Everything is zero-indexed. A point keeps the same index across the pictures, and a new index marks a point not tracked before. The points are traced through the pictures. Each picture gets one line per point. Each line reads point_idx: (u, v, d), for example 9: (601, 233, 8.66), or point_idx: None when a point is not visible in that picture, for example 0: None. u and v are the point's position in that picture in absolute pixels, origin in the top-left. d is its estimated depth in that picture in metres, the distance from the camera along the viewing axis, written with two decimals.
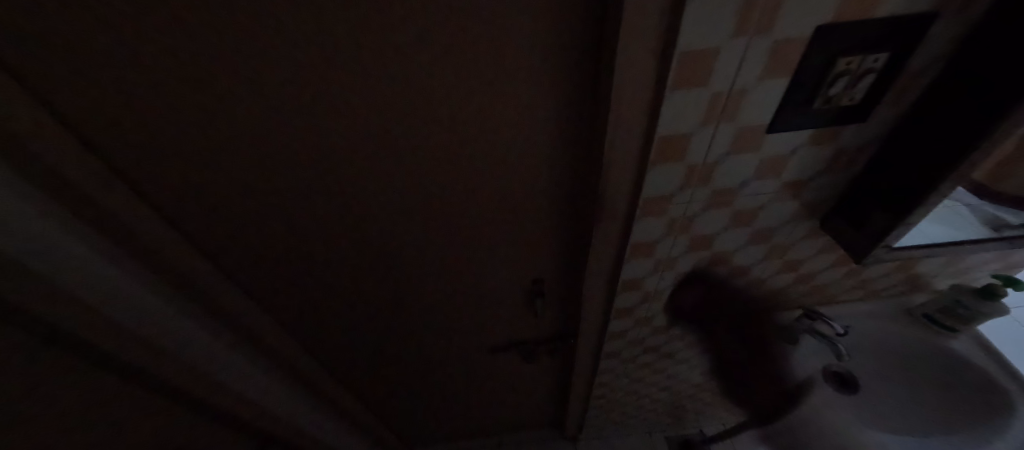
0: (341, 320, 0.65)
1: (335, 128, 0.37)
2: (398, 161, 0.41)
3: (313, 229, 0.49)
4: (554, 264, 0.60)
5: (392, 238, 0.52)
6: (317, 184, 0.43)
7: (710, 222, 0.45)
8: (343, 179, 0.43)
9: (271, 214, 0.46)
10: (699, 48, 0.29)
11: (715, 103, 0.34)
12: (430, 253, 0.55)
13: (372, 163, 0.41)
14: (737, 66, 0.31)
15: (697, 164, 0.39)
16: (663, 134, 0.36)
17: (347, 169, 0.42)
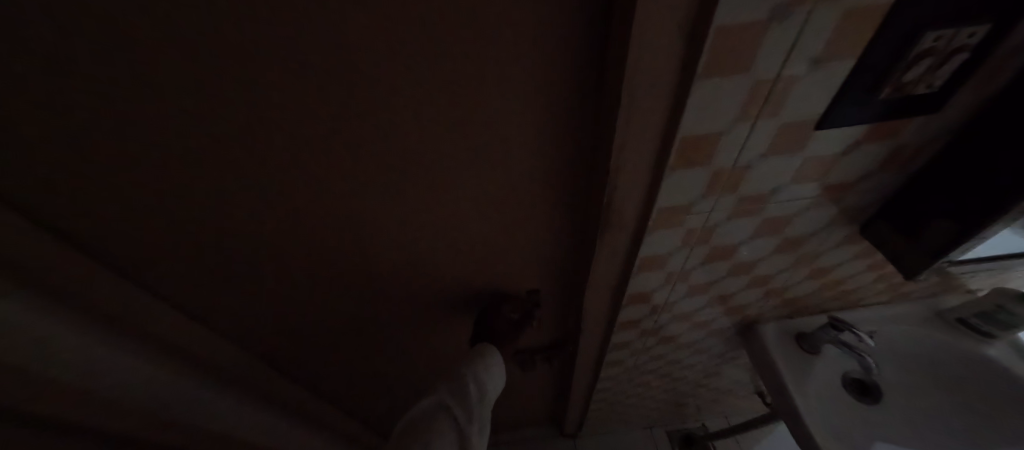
0: (316, 343, 0.59)
1: (267, 141, 0.29)
2: (356, 178, 0.33)
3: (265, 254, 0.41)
4: (551, 272, 0.52)
5: (361, 259, 0.44)
6: (259, 206, 0.35)
7: (735, 232, 0.39)
8: (291, 199, 0.35)
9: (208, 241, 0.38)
10: (743, 24, 0.22)
11: (757, 95, 0.26)
12: (410, 273, 0.48)
13: (325, 180, 0.33)
14: (791, 47, 0.24)
15: (726, 169, 0.32)
16: (687, 135, 0.29)
17: (295, 190, 0.33)
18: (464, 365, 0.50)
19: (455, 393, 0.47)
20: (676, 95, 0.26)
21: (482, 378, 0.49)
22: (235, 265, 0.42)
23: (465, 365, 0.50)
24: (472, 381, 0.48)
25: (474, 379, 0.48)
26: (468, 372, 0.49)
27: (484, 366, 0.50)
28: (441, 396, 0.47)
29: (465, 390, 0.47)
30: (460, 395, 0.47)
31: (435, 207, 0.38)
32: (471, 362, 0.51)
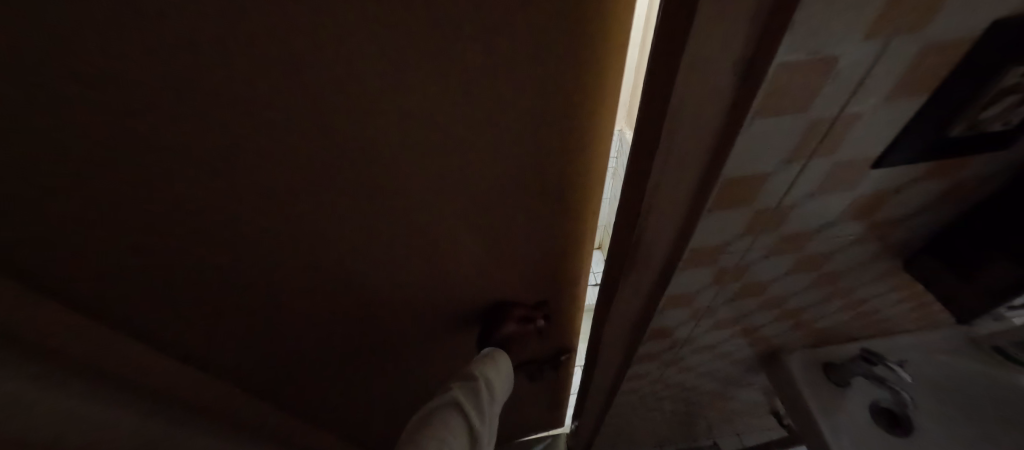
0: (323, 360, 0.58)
1: (271, 168, 0.28)
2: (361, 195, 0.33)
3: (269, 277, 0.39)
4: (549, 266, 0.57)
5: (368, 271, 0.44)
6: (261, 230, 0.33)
7: (769, 269, 0.36)
8: (295, 221, 0.33)
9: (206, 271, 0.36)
10: (809, 62, 0.19)
11: (812, 134, 0.24)
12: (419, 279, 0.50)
13: (332, 202, 0.33)
14: (856, 85, 0.21)
15: (768, 209, 0.29)
16: (731, 177, 0.26)
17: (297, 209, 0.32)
18: (475, 361, 0.49)
19: (465, 389, 0.44)
20: (722, 135, 0.23)
21: (494, 377, 0.47)
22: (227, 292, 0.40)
23: (476, 360, 0.49)
24: (484, 377, 0.46)
25: (488, 376, 0.47)
26: (482, 369, 0.47)
27: (496, 365, 0.49)
28: (451, 391, 0.43)
29: (477, 384, 0.45)
30: (471, 389, 0.44)
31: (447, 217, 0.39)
32: (483, 361, 0.49)
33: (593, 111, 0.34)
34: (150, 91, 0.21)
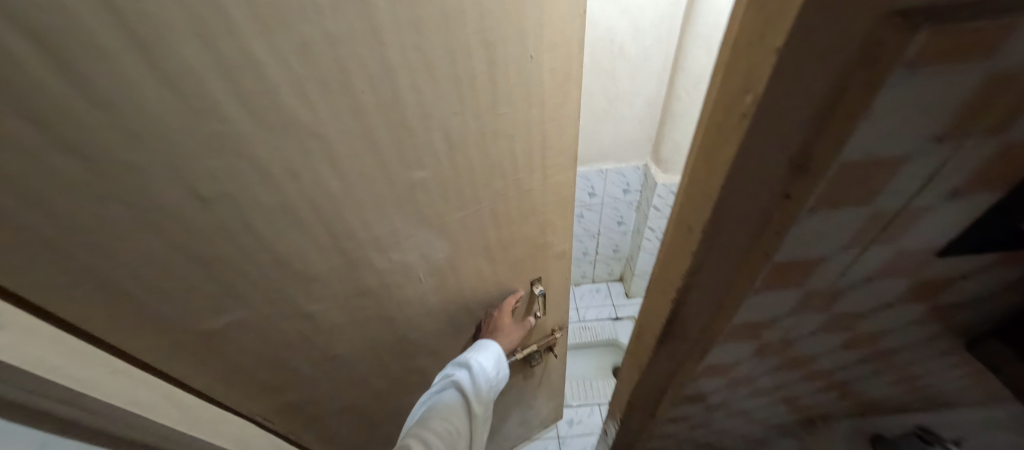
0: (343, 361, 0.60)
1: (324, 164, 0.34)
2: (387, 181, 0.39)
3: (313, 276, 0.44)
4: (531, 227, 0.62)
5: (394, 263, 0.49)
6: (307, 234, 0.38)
7: (814, 346, 0.34)
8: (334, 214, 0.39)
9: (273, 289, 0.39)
10: (871, 157, 0.19)
11: (872, 225, 0.23)
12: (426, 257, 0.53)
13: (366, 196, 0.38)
14: (922, 181, 0.20)
15: (818, 291, 0.28)
16: (781, 259, 0.25)
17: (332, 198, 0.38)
18: (468, 355, 0.71)
19: (464, 378, 0.69)
20: (767, 216, 0.23)
21: (486, 362, 0.70)
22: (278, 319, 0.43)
23: (469, 354, 0.71)
24: (478, 363, 0.70)
25: (483, 362, 0.70)
26: (477, 360, 0.70)
27: (494, 350, 0.71)
28: (456, 379, 0.69)
29: (473, 370, 0.69)
30: (468, 377, 0.69)
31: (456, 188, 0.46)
32: (474, 353, 0.71)
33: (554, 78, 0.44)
34: (241, 103, 0.26)
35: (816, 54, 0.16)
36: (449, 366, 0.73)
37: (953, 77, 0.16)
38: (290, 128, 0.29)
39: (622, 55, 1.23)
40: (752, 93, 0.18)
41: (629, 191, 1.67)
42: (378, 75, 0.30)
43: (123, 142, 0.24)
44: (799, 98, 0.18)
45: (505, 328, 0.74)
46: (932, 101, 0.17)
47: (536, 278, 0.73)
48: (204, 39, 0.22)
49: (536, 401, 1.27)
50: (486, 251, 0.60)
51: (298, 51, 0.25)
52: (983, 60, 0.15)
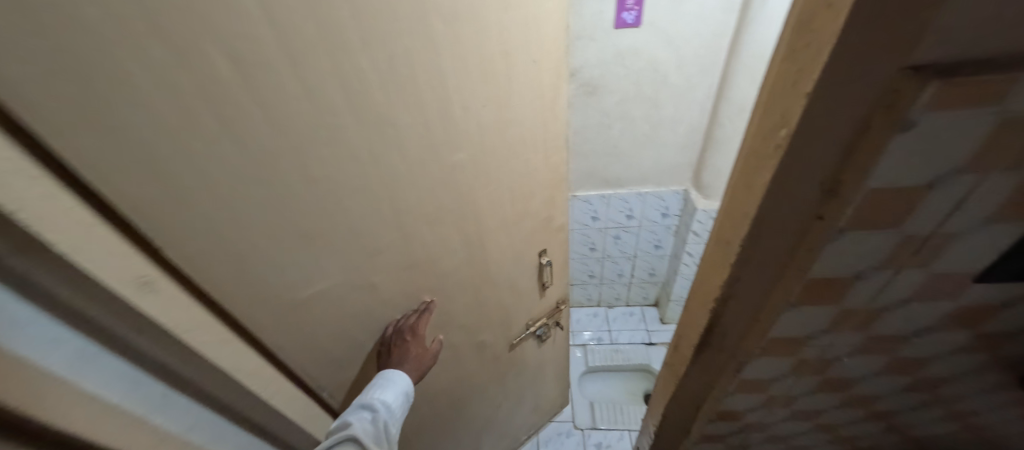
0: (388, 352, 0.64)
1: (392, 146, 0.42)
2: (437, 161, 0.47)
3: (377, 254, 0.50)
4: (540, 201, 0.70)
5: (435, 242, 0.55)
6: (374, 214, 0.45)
7: (854, 368, 0.35)
8: (392, 189, 0.45)
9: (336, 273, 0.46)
10: (895, 185, 0.22)
11: (904, 247, 0.25)
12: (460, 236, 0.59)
13: (418, 173, 0.46)
14: (950, 208, 0.23)
15: (854, 310, 0.29)
16: (817, 275, 0.28)
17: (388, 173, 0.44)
18: (376, 388, 0.58)
19: (365, 422, 0.55)
20: (801, 234, 0.26)
21: (391, 396, 0.58)
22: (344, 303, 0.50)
23: (376, 387, 0.59)
24: (387, 398, 0.57)
25: (388, 397, 0.57)
26: (384, 395, 0.57)
27: (401, 382, 0.59)
28: (353, 425, 0.53)
29: (378, 409, 0.56)
30: (374, 418, 0.55)
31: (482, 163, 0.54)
32: (380, 386, 0.59)
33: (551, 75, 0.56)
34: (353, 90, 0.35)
35: (842, 97, 0.20)
36: (353, 404, 0.59)
37: (970, 117, 0.19)
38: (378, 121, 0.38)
39: (665, 83, 1.27)
40: (787, 127, 0.22)
41: (667, 215, 1.66)
42: (438, 74, 0.40)
43: (274, 139, 0.32)
44: (829, 133, 0.21)
45: (410, 349, 0.60)
46: (953, 138, 0.20)
47: (541, 249, 0.80)
48: (332, 56, 0.32)
49: (548, 388, 1.34)
50: (505, 231, 0.67)
51: (387, 59, 0.35)
52: (995, 103, 0.18)
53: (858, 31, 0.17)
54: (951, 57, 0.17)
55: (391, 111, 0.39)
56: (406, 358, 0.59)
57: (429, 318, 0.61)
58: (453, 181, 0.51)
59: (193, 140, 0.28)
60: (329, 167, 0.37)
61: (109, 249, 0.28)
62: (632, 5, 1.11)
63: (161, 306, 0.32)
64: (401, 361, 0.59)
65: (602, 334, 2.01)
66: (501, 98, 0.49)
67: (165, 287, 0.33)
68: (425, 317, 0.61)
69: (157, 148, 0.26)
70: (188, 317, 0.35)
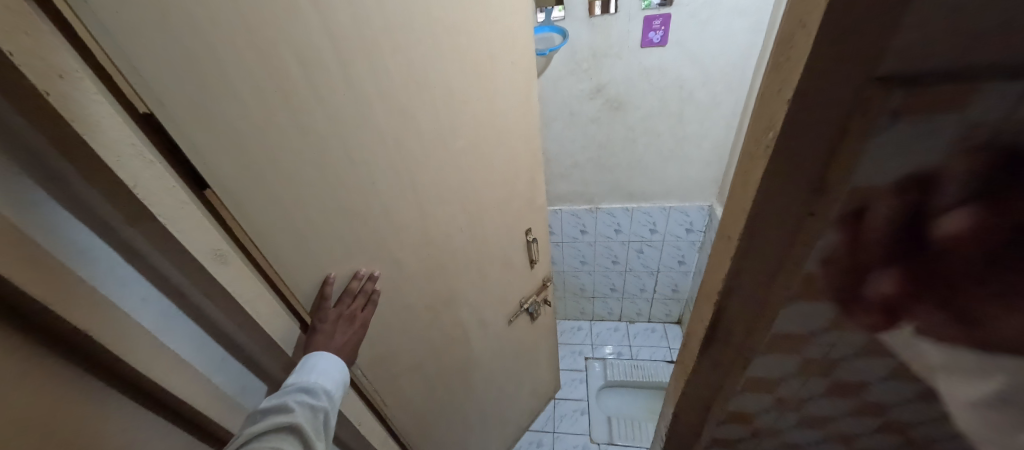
0: (406, 317, 0.76)
1: (400, 117, 0.58)
2: (438, 133, 0.66)
3: (397, 216, 0.65)
4: (524, 181, 0.94)
5: (440, 207, 0.73)
6: (393, 174, 0.61)
7: (861, 370, 0.37)
8: (407, 158, 0.62)
9: (370, 232, 0.61)
10: (878, 185, 0.25)
11: (893, 245, 0.27)
12: (463, 208, 0.79)
13: (421, 146, 0.63)
14: (933, 208, 0.25)
15: (852, 307, 0.32)
16: (812, 270, 0.30)
17: (403, 145, 0.61)
18: (316, 377, 0.56)
19: (305, 410, 0.54)
20: (795, 231, 0.28)
21: (331, 385, 0.57)
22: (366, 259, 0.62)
23: (316, 373, 0.56)
24: (328, 387, 0.57)
25: (328, 386, 0.57)
26: (326, 384, 0.56)
27: (338, 370, 0.60)
28: (293, 413, 0.52)
29: (320, 399, 0.55)
30: (312, 407, 0.55)
31: (478, 137, 0.74)
32: (321, 374, 0.57)
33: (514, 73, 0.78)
34: (372, 68, 0.51)
35: (824, 108, 0.22)
36: (285, 384, 0.56)
37: (938, 123, 0.21)
38: (388, 94, 0.55)
39: (691, 100, 1.29)
40: (775, 129, 0.24)
41: (692, 230, 1.65)
42: (437, 69, 0.60)
43: (319, 103, 0.47)
44: (818, 143, 0.24)
45: (343, 333, 0.61)
46: (924, 140, 0.22)
47: (529, 227, 1.04)
48: (363, 48, 0.49)
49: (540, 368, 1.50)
50: (494, 208, 0.88)
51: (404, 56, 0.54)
52: (957, 111, 0.20)
53: (826, 55, 0.20)
54: (918, 70, 0.19)
55: (398, 88, 0.56)
56: (340, 341, 0.60)
57: (373, 309, 0.64)
58: (450, 147, 0.69)
59: (297, 140, 0.46)
60: (359, 129, 0.53)
61: (196, 222, 0.42)
62: (658, 26, 1.16)
63: (227, 273, 0.46)
64: (331, 342, 0.60)
65: (622, 349, 1.99)
66: (488, 94, 0.73)
67: (233, 259, 0.47)
68: (369, 307, 0.64)
69: (267, 149, 0.44)
70: (238, 285, 0.48)
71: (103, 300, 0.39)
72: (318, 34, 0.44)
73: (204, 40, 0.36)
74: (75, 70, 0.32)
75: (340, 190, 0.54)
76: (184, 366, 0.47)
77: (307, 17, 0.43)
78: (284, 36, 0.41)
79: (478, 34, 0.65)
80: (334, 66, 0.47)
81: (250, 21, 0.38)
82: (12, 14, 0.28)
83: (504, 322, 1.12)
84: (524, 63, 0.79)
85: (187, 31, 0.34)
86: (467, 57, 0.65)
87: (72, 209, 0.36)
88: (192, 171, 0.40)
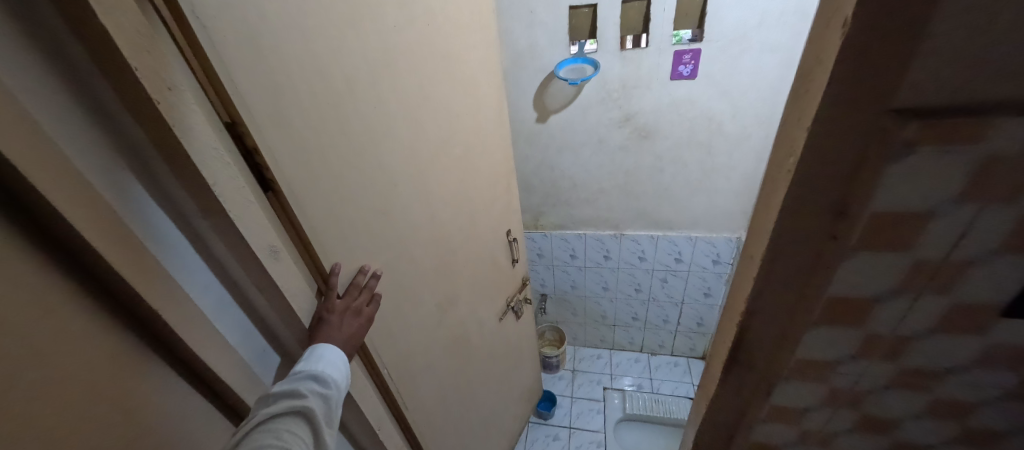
0: (420, 317, 0.80)
1: (412, 123, 0.67)
2: (441, 138, 0.75)
3: (411, 214, 0.71)
4: (504, 185, 1.03)
5: (442, 207, 0.80)
6: (408, 176, 0.68)
7: (894, 405, 0.38)
8: (419, 161, 0.70)
9: (391, 230, 0.67)
10: (900, 212, 0.25)
11: (918, 273, 0.28)
12: (461, 209, 0.86)
13: (427, 149, 0.72)
14: (956, 239, 0.26)
15: (879, 334, 0.33)
16: (835, 295, 0.31)
17: (416, 151, 0.69)
18: (325, 367, 0.55)
19: (317, 397, 0.54)
20: (815, 255, 0.29)
21: (340, 375, 0.57)
22: (387, 256, 0.68)
23: (325, 363, 0.56)
24: (337, 377, 0.56)
25: (338, 376, 0.56)
26: (335, 375, 0.56)
27: (345, 362, 0.58)
28: (304, 400, 0.53)
29: (330, 388, 0.55)
30: (322, 394, 0.55)
31: (467, 142, 0.83)
32: (329, 364, 0.56)
33: (492, 90, 0.89)
34: (392, 80, 0.61)
35: (845, 142, 0.23)
36: (296, 369, 0.55)
37: (954, 153, 0.22)
38: (403, 105, 0.64)
39: (720, 132, 1.30)
40: (794, 156, 0.26)
41: (719, 262, 1.60)
42: (435, 81, 0.70)
43: (358, 109, 0.56)
44: (838, 172, 0.25)
45: (349, 326, 0.60)
46: (943, 169, 0.23)
47: (508, 230, 1.10)
48: (386, 63, 0.59)
49: (526, 371, 1.53)
50: (482, 209, 0.95)
51: (412, 70, 0.64)
52: (975, 142, 0.21)
53: (845, 89, 0.21)
54: (931, 103, 0.20)
55: (409, 96, 0.65)
56: (347, 333, 0.59)
57: (378, 304, 0.65)
58: (447, 150, 0.77)
59: (341, 142, 0.54)
60: (385, 133, 0.61)
61: (259, 220, 0.47)
62: (688, 60, 1.19)
63: (280, 269, 0.51)
64: (337, 335, 0.58)
65: (642, 381, 1.92)
66: (472, 106, 0.83)
67: (285, 257, 0.51)
68: (375, 303, 0.64)
69: (320, 149, 0.52)
70: (288, 281, 0.52)
71: (176, 287, 0.44)
72: (356, 52, 0.54)
73: (277, 58, 0.44)
74: (181, 84, 0.37)
75: (370, 189, 0.61)
76: (232, 353, 0.52)
77: (345, 36, 0.52)
78: (330, 55, 0.50)
79: (463, 54, 0.76)
80: (367, 79, 0.56)
81: (308, 41, 0.47)
82: (141, 37, 0.33)
83: (495, 319, 1.16)
84: (495, 80, 0.90)
85: (265, 49, 0.42)
86: (458, 73, 0.76)
87: (157, 200, 0.42)
88: (261, 174, 0.46)
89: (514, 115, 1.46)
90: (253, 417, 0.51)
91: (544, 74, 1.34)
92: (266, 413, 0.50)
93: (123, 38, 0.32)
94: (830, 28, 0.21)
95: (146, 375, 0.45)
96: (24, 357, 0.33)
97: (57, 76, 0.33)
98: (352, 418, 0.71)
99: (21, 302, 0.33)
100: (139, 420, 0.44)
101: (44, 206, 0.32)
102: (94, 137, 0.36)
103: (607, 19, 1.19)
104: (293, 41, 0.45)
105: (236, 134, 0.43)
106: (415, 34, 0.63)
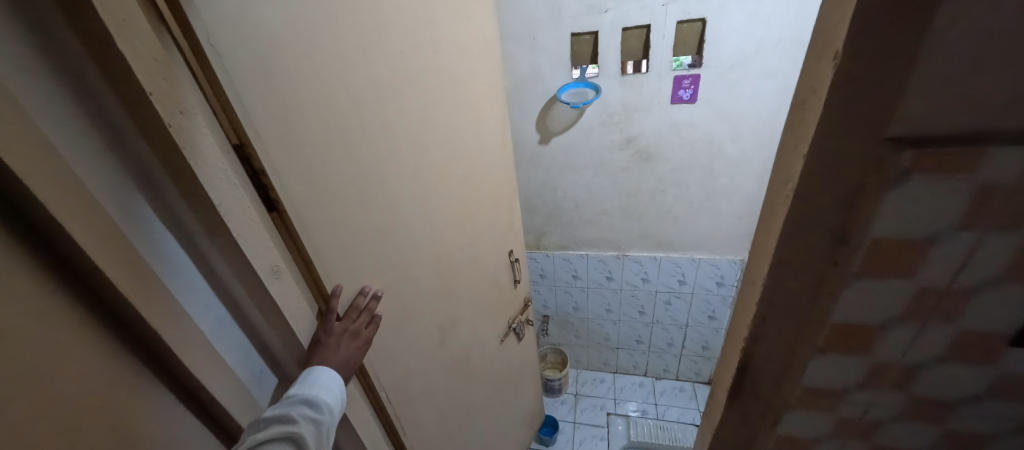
0: (419, 338, 0.79)
1: (415, 144, 0.68)
2: (443, 159, 0.76)
3: (412, 233, 0.71)
4: (506, 206, 1.04)
5: (445, 227, 0.80)
6: (410, 197, 0.69)
7: (904, 436, 0.37)
8: (421, 181, 0.71)
9: (392, 250, 0.67)
10: (901, 239, 0.25)
11: (924, 299, 0.28)
12: (462, 229, 0.86)
13: (430, 170, 0.73)
14: (959, 266, 0.26)
15: (887, 362, 0.32)
16: (839, 322, 0.31)
17: (418, 172, 0.70)
18: (318, 391, 0.54)
19: (308, 423, 0.53)
20: (818, 280, 0.29)
21: (334, 400, 0.56)
22: (388, 274, 0.68)
23: (318, 387, 0.55)
24: (329, 402, 0.55)
25: (331, 401, 0.55)
26: (328, 399, 0.55)
27: (340, 386, 0.57)
28: (296, 425, 0.52)
29: (322, 414, 0.54)
30: (314, 420, 0.54)
31: (469, 163, 0.84)
32: (323, 388, 0.55)
33: (495, 114, 0.91)
34: (398, 105, 0.62)
35: (843, 171, 0.24)
36: (289, 393, 0.54)
37: (952, 180, 0.22)
38: (407, 128, 0.65)
39: (721, 155, 1.32)
40: (793, 182, 0.26)
41: (723, 284, 1.58)
42: (438, 105, 0.72)
43: (364, 132, 0.57)
44: (837, 200, 0.25)
45: (345, 349, 0.59)
46: (943, 197, 0.23)
47: (509, 250, 1.10)
48: (393, 88, 0.61)
49: (528, 394, 1.49)
50: (484, 229, 0.95)
51: (416, 94, 0.66)
52: (970, 171, 0.22)
53: (837, 121, 0.22)
54: (923, 132, 0.21)
55: (413, 118, 0.66)
56: (343, 355, 0.58)
57: (377, 326, 0.64)
58: (449, 170, 0.78)
59: (345, 163, 0.55)
60: (389, 154, 0.63)
61: (262, 239, 0.48)
62: (688, 84, 1.22)
63: (281, 289, 0.51)
64: (333, 357, 0.57)
65: (647, 406, 1.86)
66: (475, 129, 0.84)
67: (287, 277, 0.51)
68: (374, 325, 0.63)
69: (325, 170, 0.53)
70: (288, 301, 0.52)
71: (176, 305, 0.44)
72: (364, 78, 0.56)
73: (287, 83, 0.46)
74: (193, 108, 0.38)
75: (372, 208, 0.62)
76: (229, 373, 0.51)
77: (354, 63, 0.54)
78: (339, 80, 0.52)
79: (466, 79, 0.78)
80: (374, 103, 0.58)
81: (318, 68, 0.49)
82: (158, 64, 0.35)
83: (496, 341, 1.14)
84: (498, 103, 0.92)
85: (276, 76, 0.44)
86: (462, 97, 0.78)
87: (164, 218, 0.43)
88: (266, 194, 0.47)
89: (517, 136, 1.48)
90: (241, 443, 0.49)
91: (547, 97, 1.37)
92: (255, 439, 0.49)
93: (139, 64, 0.33)
94: (824, 60, 0.22)
95: (142, 395, 0.44)
96: (19, 375, 0.33)
97: (72, 101, 0.34)
98: (349, 443, 0.69)
99: (19, 318, 0.33)
100: (130, 442, 0.43)
101: (52, 224, 0.33)
102: (105, 158, 0.37)
103: (608, 46, 1.23)
104: (303, 68, 0.47)
105: (244, 156, 0.44)
106: (421, 61, 0.66)
